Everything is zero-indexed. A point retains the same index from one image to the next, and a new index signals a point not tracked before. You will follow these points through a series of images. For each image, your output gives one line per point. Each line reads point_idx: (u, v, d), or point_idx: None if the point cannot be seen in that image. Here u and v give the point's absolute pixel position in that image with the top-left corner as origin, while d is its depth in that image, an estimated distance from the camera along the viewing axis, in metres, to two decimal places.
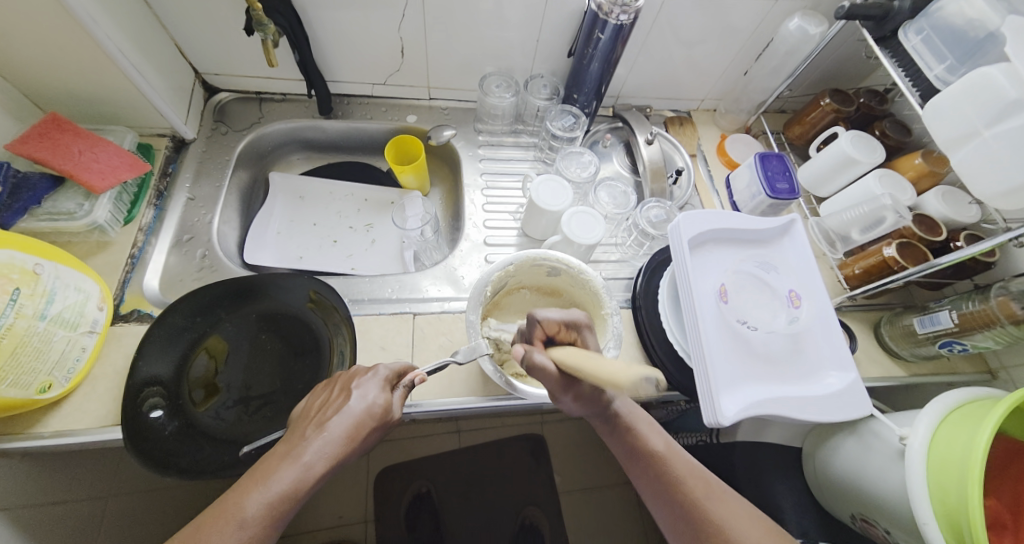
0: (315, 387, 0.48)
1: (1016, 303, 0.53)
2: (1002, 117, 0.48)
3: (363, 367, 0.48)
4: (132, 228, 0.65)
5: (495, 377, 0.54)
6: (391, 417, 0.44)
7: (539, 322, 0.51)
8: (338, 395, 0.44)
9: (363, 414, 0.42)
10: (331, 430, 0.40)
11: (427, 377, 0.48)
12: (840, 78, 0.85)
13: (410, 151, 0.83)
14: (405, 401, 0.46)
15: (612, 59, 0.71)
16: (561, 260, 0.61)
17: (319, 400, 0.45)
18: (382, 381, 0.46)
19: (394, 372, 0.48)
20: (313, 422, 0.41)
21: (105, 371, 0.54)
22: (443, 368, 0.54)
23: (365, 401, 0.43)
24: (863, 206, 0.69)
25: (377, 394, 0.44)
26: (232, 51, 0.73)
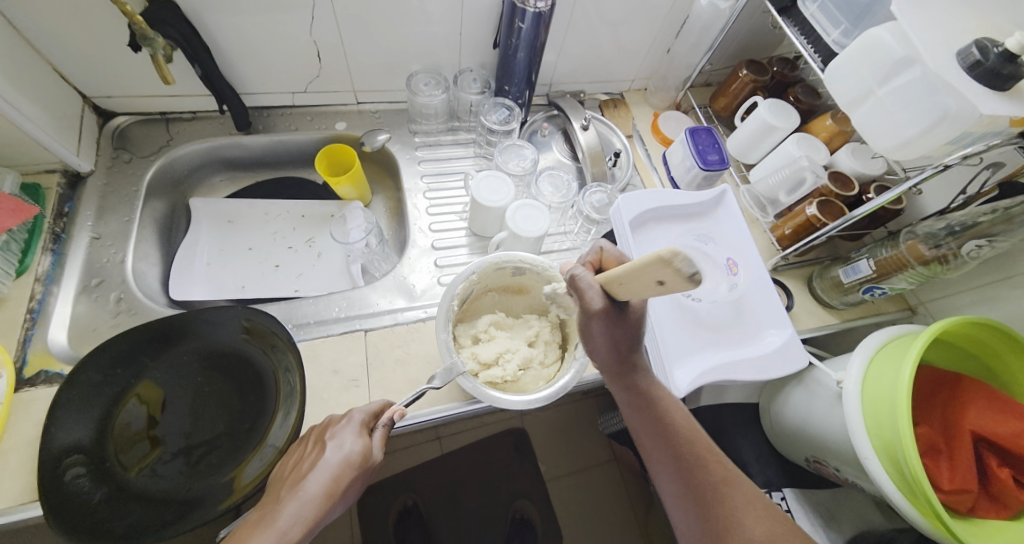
0: (291, 446, 0.47)
1: (923, 245, 0.58)
2: (892, 75, 0.51)
3: (337, 415, 0.46)
4: (27, 279, 0.58)
5: (476, 393, 0.52)
6: (373, 462, 0.42)
7: (599, 249, 0.49)
8: (313, 448, 0.43)
9: (339, 465, 0.40)
10: (309, 489, 0.38)
11: (406, 413, 0.46)
12: (755, 49, 0.89)
13: (344, 161, 0.80)
14: (385, 441, 0.44)
15: (537, 47, 0.71)
16: (523, 260, 0.60)
17: (294, 458, 0.44)
18: (358, 425, 0.44)
19: (370, 413, 0.46)
20: (287, 485, 0.39)
21: (15, 443, 0.48)
22: (420, 397, 0.51)
23: (340, 451, 0.41)
24: (785, 170, 0.73)
25: (352, 440, 0.42)
26: (122, 69, 0.66)
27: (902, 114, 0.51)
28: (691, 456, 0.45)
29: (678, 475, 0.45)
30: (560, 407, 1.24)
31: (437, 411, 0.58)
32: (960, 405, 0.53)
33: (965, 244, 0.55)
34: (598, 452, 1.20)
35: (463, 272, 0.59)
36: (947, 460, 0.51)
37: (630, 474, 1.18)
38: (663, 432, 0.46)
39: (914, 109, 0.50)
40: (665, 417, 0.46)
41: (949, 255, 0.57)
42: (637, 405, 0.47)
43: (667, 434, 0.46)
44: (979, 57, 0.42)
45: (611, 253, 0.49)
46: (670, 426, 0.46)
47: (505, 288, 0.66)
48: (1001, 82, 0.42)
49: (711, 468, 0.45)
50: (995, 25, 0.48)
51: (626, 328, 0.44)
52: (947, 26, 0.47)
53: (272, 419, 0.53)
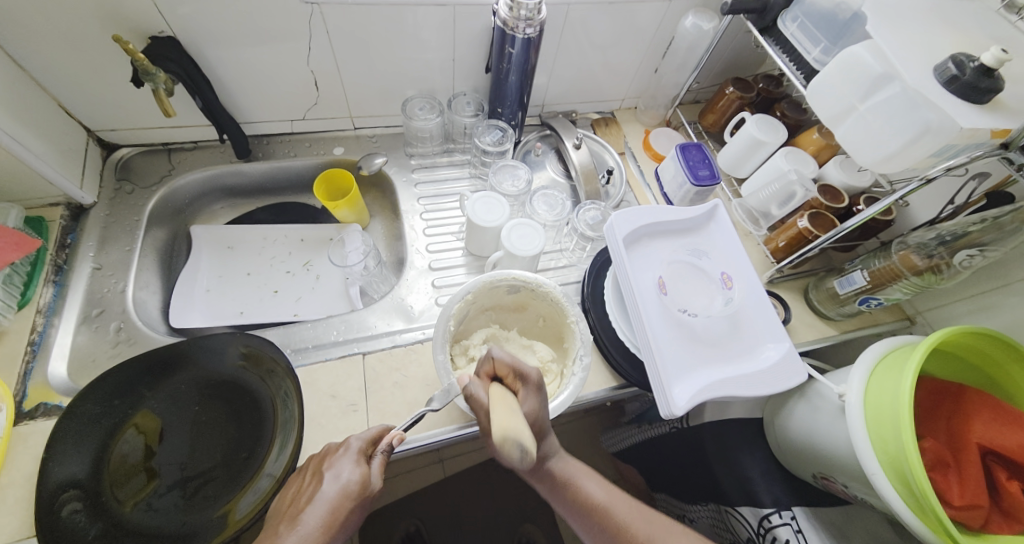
0: (289, 478, 0.46)
1: (915, 255, 0.58)
2: (873, 91, 0.53)
3: (335, 445, 0.46)
4: (28, 311, 0.59)
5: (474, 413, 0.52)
6: (371, 490, 0.42)
7: (491, 356, 0.50)
8: (311, 481, 0.42)
9: (338, 497, 0.39)
10: (307, 523, 0.37)
11: (405, 436, 0.46)
12: (741, 67, 0.91)
13: (342, 185, 0.81)
14: (384, 468, 0.44)
15: (527, 71, 0.73)
16: (515, 279, 0.61)
17: (291, 492, 0.43)
18: (355, 454, 0.44)
19: (368, 440, 0.46)
20: (285, 520, 0.38)
21: (12, 478, 0.48)
22: (419, 421, 0.51)
23: (338, 481, 0.40)
24: (775, 183, 0.75)
25: (349, 469, 0.42)
26: (124, 103, 0.68)
27: (885, 129, 0.53)
28: (611, 523, 0.47)
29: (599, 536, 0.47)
30: (563, 425, 1.23)
31: (435, 434, 0.57)
32: (964, 418, 0.52)
33: (957, 254, 0.56)
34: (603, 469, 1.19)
35: (457, 294, 0.59)
36: (956, 475, 0.50)
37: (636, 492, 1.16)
38: (575, 498, 0.49)
39: (897, 123, 0.51)
40: (572, 488, 0.50)
41: (941, 265, 0.57)
42: (556, 495, 0.50)
43: (580, 502, 0.49)
44: (955, 72, 0.44)
45: (503, 361, 0.49)
46: (583, 499, 0.49)
47: (503, 305, 0.67)
48: (979, 96, 0.43)
49: (634, 531, 0.46)
50: (971, 40, 0.49)
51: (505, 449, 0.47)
52: (922, 44, 0.48)
53: (270, 447, 0.53)
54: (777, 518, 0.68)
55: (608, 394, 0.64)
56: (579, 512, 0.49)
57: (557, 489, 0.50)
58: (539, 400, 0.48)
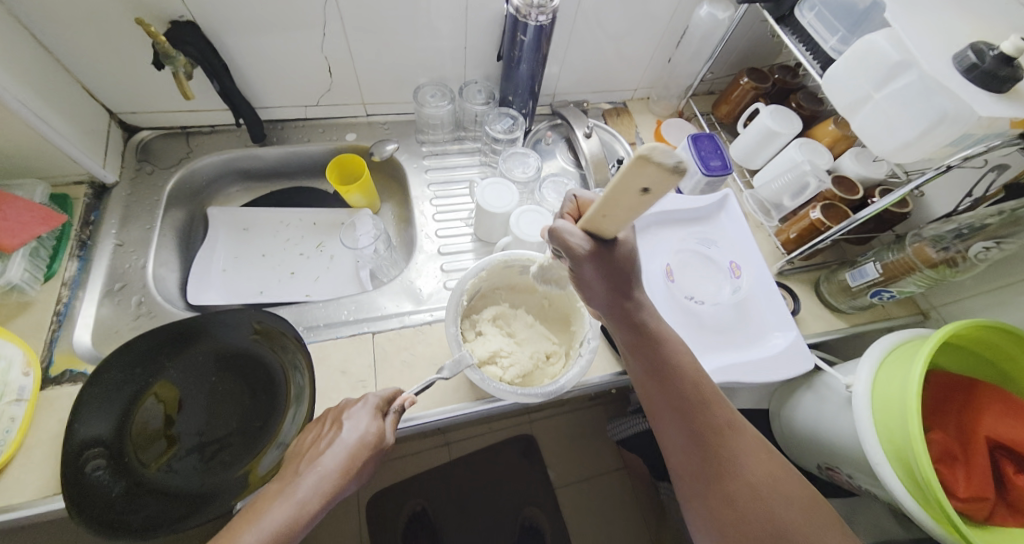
0: (308, 424, 0.48)
1: (930, 247, 0.57)
2: (891, 78, 0.51)
3: (354, 398, 0.47)
4: (54, 284, 0.61)
5: (482, 385, 0.54)
6: (385, 445, 0.43)
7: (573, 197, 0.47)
8: (330, 428, 0.44)
9: (355, 446, 0.41)
10: (326, 464, 0.39)
11: (417, 399, 0.47)
12: (756, 58, 0.90)
13: (353, 170, 0.82)
14: (398, 426, 0.45)
15: (539, 58, 0.73)
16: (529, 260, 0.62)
17: (310, 437, 0.45)
18: (372, 409, 0.45)
19: (384, 399, 0.47)
20: (306, 459, 0.41)
21: (39, 438, 0.51)
22: (430, 386, 0.52)
23: (356, 432, 0.42)
24: (788, 174, 0.74)
25: (368, 422, 0.43)
26: (146, 86, 0.70)
27: (901, 117, 0.52)
28: (690, 388, 0.44)
29: (683, 423, 0.44)
30: (569, 415, 1.24)
31: (440, 411, 0.58)
32: (975, 411, 0.52)
33: (972, 247, 0.55)
34: (609, 460, 1.19)
35: (471, 271, 0.60)
36: (963, 467, 0.49)
37: (640, 483, 1.16)
38: (673, 381, 0.44)
39: (914, 111, 0.50)
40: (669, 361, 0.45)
41: (956, 258, 0.56)
42: (637, 345, 0.45)
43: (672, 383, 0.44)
44: (974, 60, 0.43)
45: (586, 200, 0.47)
46: (675, 373, 0.44)
47: (512, 286, 0.68)
48: (998, 85, 0.42)
49: (713, 411, 0.44)
50: (991, 28, 0.48)
51: (609, 267, 0.42)
52: (942, 31, 0.47)
53: (283, 419, 0.55)
54: None
55: (613, 379, 0.64)
56: (661, 368, 0.45)
57: (643, 341, 0.45)
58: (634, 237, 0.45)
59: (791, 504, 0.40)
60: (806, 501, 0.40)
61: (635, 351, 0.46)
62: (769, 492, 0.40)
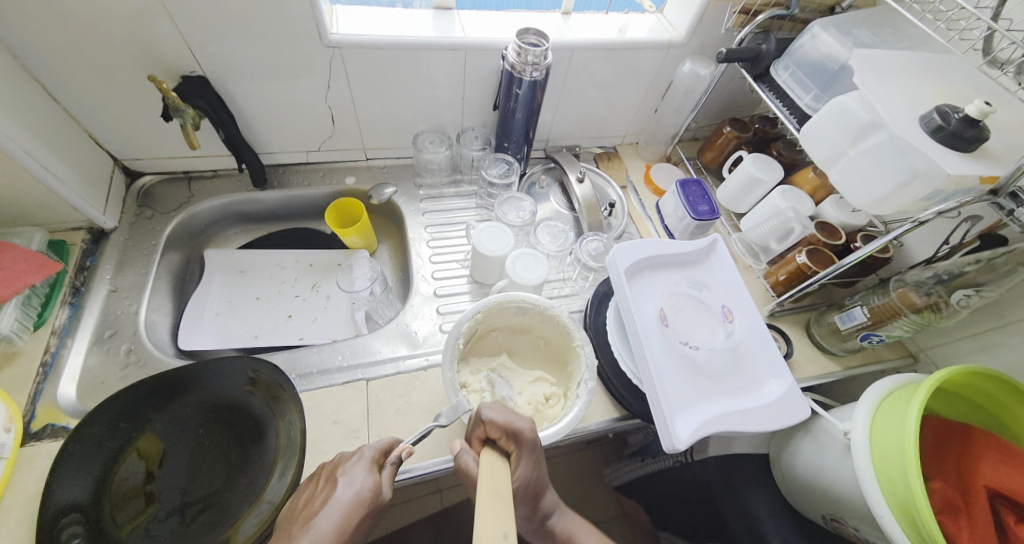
0: (300, 484, 0.46)
1: (914, 293, 0.59)
2: (863, 136, 0.55)
3: (349, 452, 0.46)
4: (43, 332, 0.60)
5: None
6: (381, 500, 0.42)
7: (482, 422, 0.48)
8: (325, 486, 0.43)
9: (351, 503, 0.39)
10: (323, 524, 0.37)
11: (414, 449, 0.47)
12: (737, 108, 0.95)
13: (352, 213, 0.84)
14: (394, 479, 0.44)
15: (533, 108, 0.76)
16: (526, 300, 0.62)
17: (304, 496, 0.43)
18: (368, 462, 0.44)
19: (380, 451, 0.46)
20: (299, 522, 0.39)
21: (13, 500, 0.48)
22: (427, 435, 0.51)
23: (353, 489, 0.41)
24: (773, 219, 0.77)
25: (364, 477, 0.43)
26: (152, 135, 0.72)
27: (874, 173, 0.55)
28: None
29: None
30: (565, 457, 1.21)
31: (435, 463, 0.57)
32: (973, 460, 0.52)
33: (954, 293, 0.57)
34: (606, 506, 1.16)
35: (470, 312, 0.61)
36: (966, 518, 0.49)
37: (639, 528, 1.13)
38: None
39: (887, 167, 0.53)
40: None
41: (940, 303, 0.58)
42: None
43: None
44: (940, 122, 0.46)
45: (493, 424, 0.48)
46: None
47: (510, 326, 0.67)
48: (965, 145, 0.46)
49: None
50: (952, 91, 0.52)
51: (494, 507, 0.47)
52: (906, 94, 0.51)
53: (271, 471, 0.53)
54: None
55: (610, 425, 0.63)
56: None
57: None
58: (530, 461, 0.48)
59: None
60: None
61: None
62: None
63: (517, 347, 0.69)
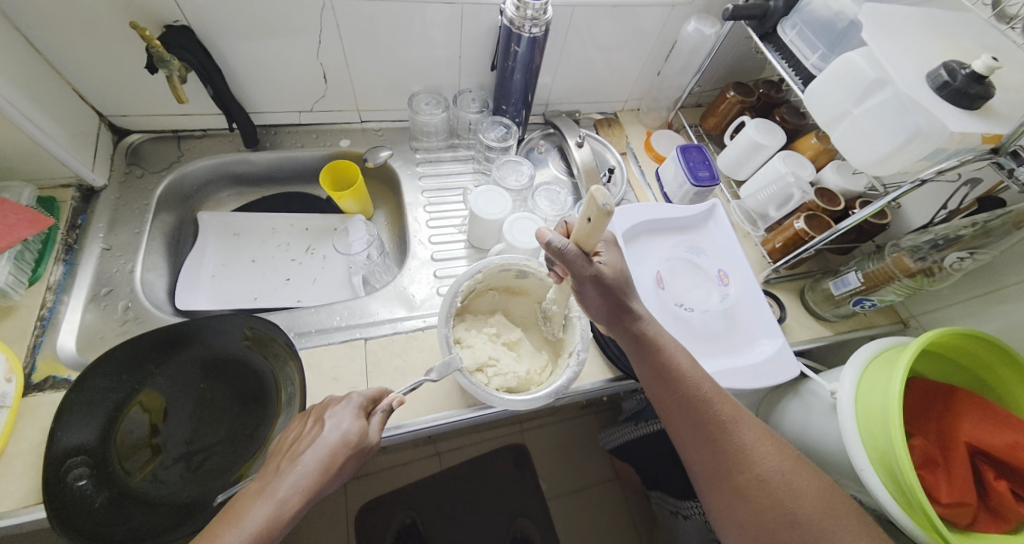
0: (292, 420, 0.48)
1: (909, 258, 0.60)
2: (869, 94, 0.54)
3: (339, 396, 0.47)
4: (39, 288, 0.60)
5: (472, 390, 0.53)
6: (368, 443, 0.43)
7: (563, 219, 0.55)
8: (313, 426, 0.44)
9: (337, 444, 0.41)
10: (308, 462, 0.39)
11: (405, 397, 0.47)
12: (742, 72, 0.93)
13: (347, 176, 0.82)
14: (384, 426, 0.45)
15: (533, 69, 0.74)
16: (527, 265, 0.62)
17: (293, 433, 0.45)
18: (356, 407, 0.45)
19: (368, 397, 0.47)
20: (287, 457, 0.41)
21: (19, 447, 0.49)
22: (417, 388, 0.51)
23: (339, 429, 0.42)
24: (773, 185, 0.76)
25: (347, 419, 0.43)
26: (136, 90, 0.69)
27: (876, 133, 0.54)
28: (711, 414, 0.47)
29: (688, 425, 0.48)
30: (559, 423, 1.24)
31: (434, 419, 0.58)
32: (954, 418, 0.54)
33: (948, 257, 0.58)
34: (598, 468, 1.20)
35: (469, 270, 0.60)
36: (945, 473, 0.52)
37: (630, 490, 1.17)
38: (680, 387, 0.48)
39: (892, 126, 0.52)
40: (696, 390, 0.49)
41: (933, 267, 0.59)
42: (635, 348, 0.50)
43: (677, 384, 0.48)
44: (947, 78, 0.45)
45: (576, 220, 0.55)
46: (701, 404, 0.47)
47: (508, 288, 0.67)
48: (969, 102, 0.45)
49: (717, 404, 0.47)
50: (961, 49, 0.51)
51: (603, 283, 0.48)
52: (914, 52, 0.50)
53: (274, 424, 0.55)
54: None
55: (604, 385, 0.65)
56: (663, 372, 0.49)
57: (640, 341, 0.50)
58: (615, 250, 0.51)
59: (795, 486, 0.43)
60: (816, 489, 0.43)
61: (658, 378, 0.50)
62: (771, 474, 0.44)
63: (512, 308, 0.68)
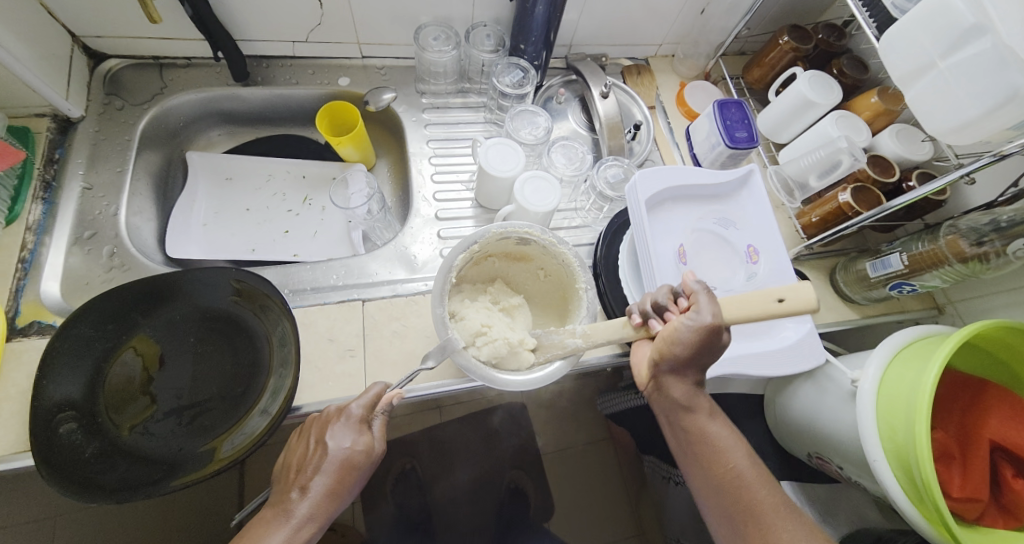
0: (295, 432, 0.49)
1: (964, 241, 0.54)
2: (959, 46, 0.45)
3: (335, 408, 0.46)
4: (18, 227, 0.57)
5: (475, 374, 0.49)
6: (374, 455, 0.44)
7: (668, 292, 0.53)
8: (315, 448, 0.44)
9: (342, 467, 0.42)
10: (318, 489, 0.42)
11: (402, 394, 0.48)
12: (798, 14, 0.80)
13: (346, 120, 0.75)
14: (385, 430, 0.46)
15: (557, 1, 0.64)
16: (529, 232, 0.55)
17: (299, 452, 0.46)
18: (356, 423, 0.44)
19: (366, 406, 0.46)
20: (297, 481, 0.43)
21: (7, 393, 0.48)
22: (417, 376, 0.50)
23: (343, 451, 0.43)
24: (820, 151, 0.67)
25: (347, 438, 0.44)
26: (106, 7, 0.61)
27: (963, 94, 0.46)
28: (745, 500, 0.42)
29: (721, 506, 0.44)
30: (561, 386, 1.25)
31: (432, 386, 0.56)
32: (980, 413, 0.51)
33: (1012, 243, 0.50)
34: (595, 432, 1.21)
35: (463, 243, 0.53)
36: (960, 468, 0.50)
37: (625, 453, 1.19)
38: (711, 466, 0.44)
39: (981, 87, 0.44)
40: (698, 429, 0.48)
41: (990, 254, 0.52)
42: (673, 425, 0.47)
43: (710, 459, 0.45)
44: None
45: None
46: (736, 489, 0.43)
47: (508, 254, 0.61)
48: None
49: (754, 490, 0.43)
50: None
51: (711, 346, 0.44)
52: None
53: (266, 385, 0.53)
54: None
55: (612, 360, 0.62)
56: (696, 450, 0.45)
57: (680, 423, 0.46)
58: None
59: None
60: None
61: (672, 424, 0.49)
62: None
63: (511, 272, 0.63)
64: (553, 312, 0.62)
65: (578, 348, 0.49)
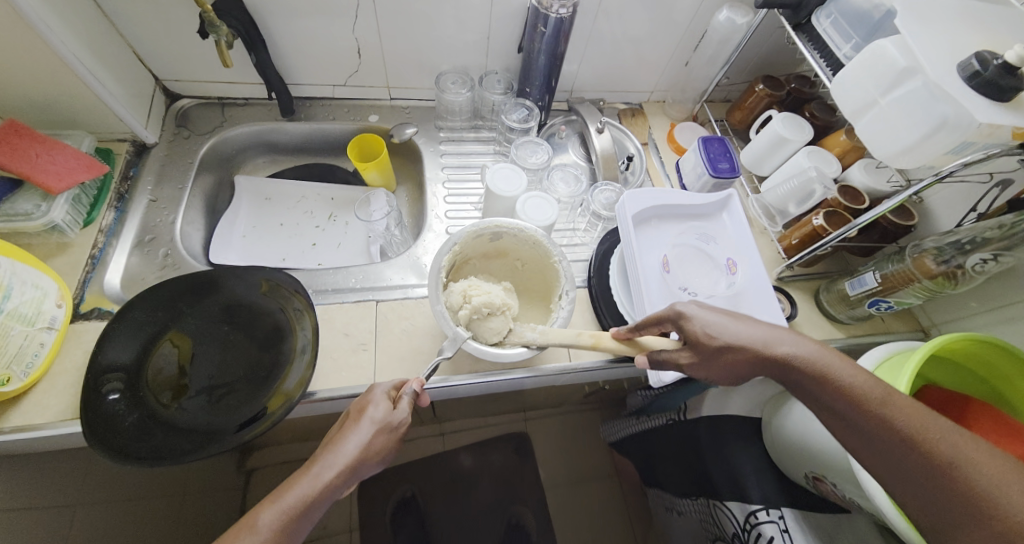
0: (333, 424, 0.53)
1: (931, 260, 0.58)
2: (895, 85, 0.52)
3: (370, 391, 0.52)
4: (92, 230, 0.66)
5: (483, 354, 0.54)
6: (397, 421, 0.47)
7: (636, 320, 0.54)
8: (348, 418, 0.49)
9: (369, 424, 0.46)
10: (342, 443, 0.44)
11: (425, 383, 0.52)
12: (773, 66, 0.91)
13: (373, 150, 0.86)
14: (411, 405, 0.50)
15: (557, 53, 0.75)
16: (499, 225, 0.62)
17: (334, 430, 0.50)
18: (385, 395, 0.50)
19: (393, 387, 0.52)
20: (326, 445, 0.46)
21: (65, 366, 0.55)
22: (437, 368, 0.54)
23: (371, 413, 0.47)
24: (795, 180, 0.75)
25: (377, 405, 0.48)
26: (187, 56, 0.75)
27: (902, 125, 0.53)
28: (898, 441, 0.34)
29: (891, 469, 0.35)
30: (564, 414, 1.26)
31: (438, 382, 0.61)
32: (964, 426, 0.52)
33: (970, 259, 0.56)
34: (598, 464, 1.20)
35: (445, 245, 0.60)
36: None
37: (629, 486, 1.17)
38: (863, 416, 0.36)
39: (916, 117, 0.51)
40: (856, 394, 0.37)
41: (957, 271, 0.57)
42: (799, 387, 0.41)
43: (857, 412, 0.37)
44: (978, 68, 0.44)
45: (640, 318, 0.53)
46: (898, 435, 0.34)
47: (486, 253, 0.68)
48: (1000, 93, 0.43)
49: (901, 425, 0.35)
50: (999, 40, 0.49)
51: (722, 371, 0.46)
52: (947, 41, 0.48)
53: (287, 370, 0.58)
54: (765, 514, 0.68)
55: (604, 365, 0.65)
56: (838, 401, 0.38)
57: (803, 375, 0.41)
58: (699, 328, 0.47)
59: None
60: None
61: (806, 388, 0.41)
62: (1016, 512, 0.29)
63: (493, 269, 0.70)
64: (539, 297, 0.68)
65: (533, 342, 0.55)
